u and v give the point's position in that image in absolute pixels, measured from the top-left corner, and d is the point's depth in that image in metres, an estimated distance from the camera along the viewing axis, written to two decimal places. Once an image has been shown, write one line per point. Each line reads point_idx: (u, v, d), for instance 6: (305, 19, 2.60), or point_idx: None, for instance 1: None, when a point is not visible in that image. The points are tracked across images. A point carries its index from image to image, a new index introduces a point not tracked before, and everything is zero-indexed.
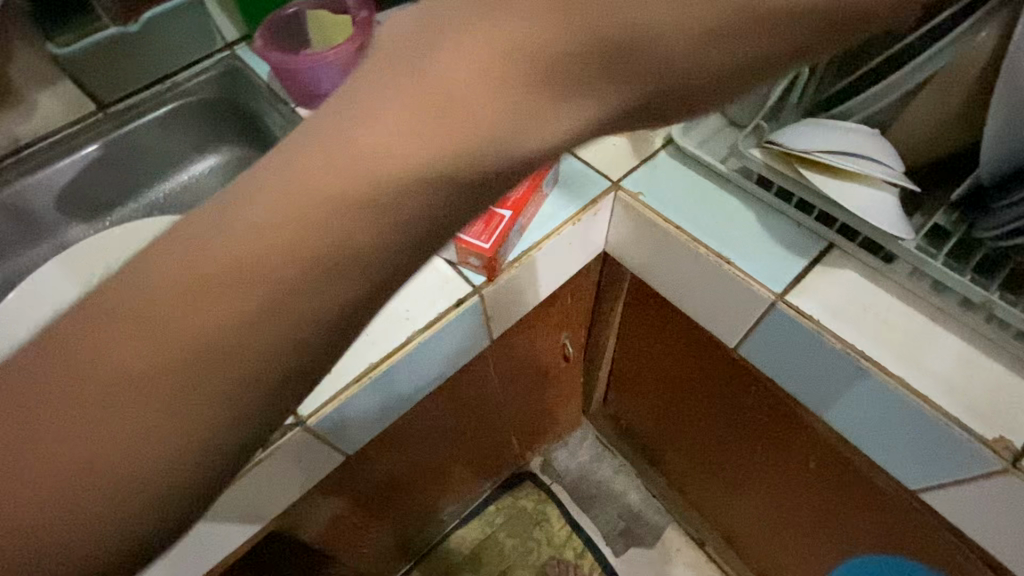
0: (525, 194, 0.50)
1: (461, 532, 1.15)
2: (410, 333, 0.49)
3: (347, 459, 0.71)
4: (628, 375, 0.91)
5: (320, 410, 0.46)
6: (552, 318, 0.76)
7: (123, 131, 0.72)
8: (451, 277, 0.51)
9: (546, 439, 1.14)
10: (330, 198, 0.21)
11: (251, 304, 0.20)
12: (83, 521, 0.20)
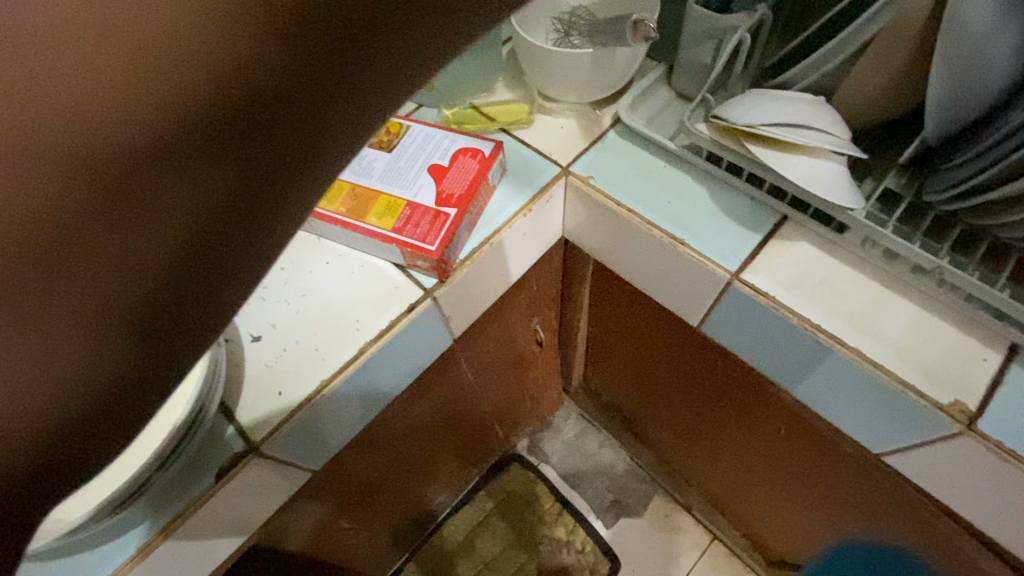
0: (470, 189, 0.48)
1: (453, 520, 1.16)
2: (363, 345, 0.47)
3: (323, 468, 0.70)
4: (603, 353, 0.91)
5: (275, 436, 0.44)
6: (520, 307, 0.75)
7: None
8: (402, 283, 0.49)
9: (530, 421, 1.14)
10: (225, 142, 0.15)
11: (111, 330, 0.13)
12: None
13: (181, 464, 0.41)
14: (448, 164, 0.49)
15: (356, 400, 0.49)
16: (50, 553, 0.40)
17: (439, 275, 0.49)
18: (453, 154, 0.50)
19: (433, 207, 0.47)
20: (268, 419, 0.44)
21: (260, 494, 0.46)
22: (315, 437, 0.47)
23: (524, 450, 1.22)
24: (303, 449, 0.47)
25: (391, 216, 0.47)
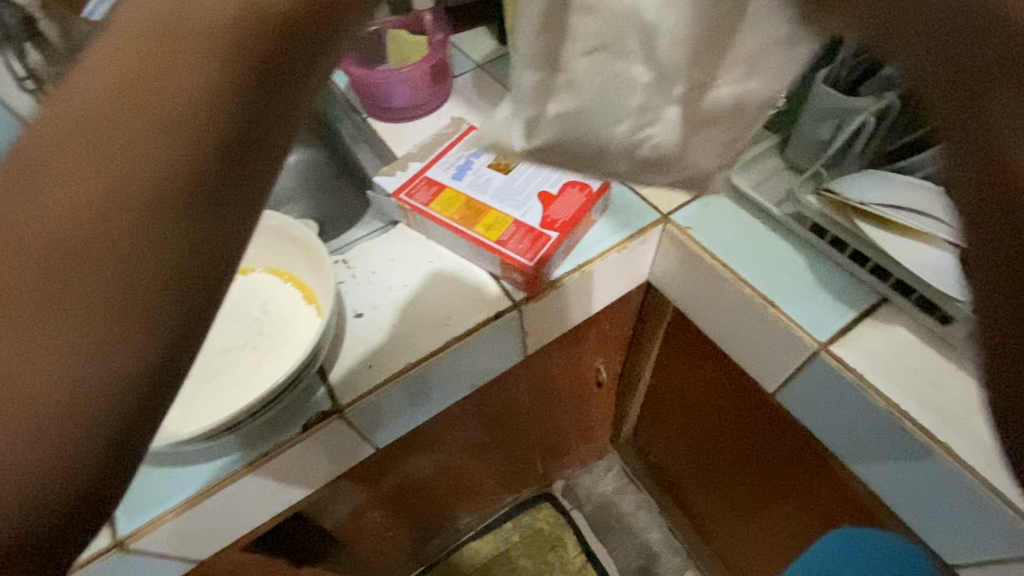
0: (576, 217, 0.51)
1: (474, 543, 1.16)
2: (449, 339, 0.51)
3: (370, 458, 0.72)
4: (662, 409, 0.90)
5: (358, 404, 0.48)
6: (588, 342, 0.76)
7: None
8: (495, 291, 0.53)
9: (570, 463, 1.13)
10: None
11: None
12: None
13: (277, 410, 0.46)
14: (556, 193, 0.53)
15: (430, 388, 0.53)
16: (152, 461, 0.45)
17: (530, 291, 0.52)
18: (564, 184, 0.54)
19: (537, 227, 0.51)
20: (356, 388, 0.48)
21: (328, 454, 0.50)
22: (388, 413, 0.51)
23: (557, 492, 1.20)
24: (374, 423, 0.51)
25: (498, 228, 0.51)
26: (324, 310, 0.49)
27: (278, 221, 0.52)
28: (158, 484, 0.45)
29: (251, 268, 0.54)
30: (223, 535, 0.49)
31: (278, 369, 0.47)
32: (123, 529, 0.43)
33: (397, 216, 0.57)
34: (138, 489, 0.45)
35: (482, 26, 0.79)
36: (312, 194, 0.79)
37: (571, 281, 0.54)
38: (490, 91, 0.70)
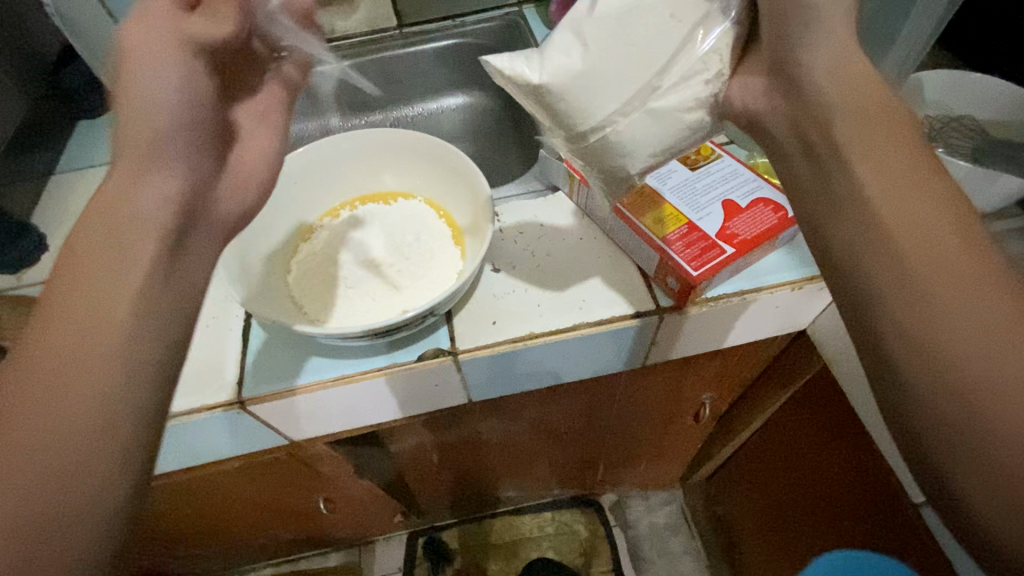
0: (760, 238, 0.46)
1: (509, 519, 1.16)
2: (578, 323, 0.48)
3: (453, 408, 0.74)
4: (756, 466, 0.83)
5: (473, 354, 0.48)
6: (705, 371, 0.70)
7: (408, 52, 0.80)
8: (643, 289, 0.49)
9: (630, 481, 1.08)
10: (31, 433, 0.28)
11: None
12: None
13: (402, 336, 0.47)
14: (744, 206, 0.48)
15: (546, 362, 0.51)
16: (286, 339, 0.48)
17: (680, 300, 0.47)
18: (754, 199, 0.48)
19: (711, 236, 0.46)
20: (479, 338, 0.48)
21: (432, 390, 0.51)
22: (499, 372, 0.50)
23: (606, 504, 1.17)
24: (481, 377, 0.51)
25: (667, 226, 0.47)
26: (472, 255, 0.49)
27: (453, 157, 0.52)
28: (284, 361, 0.47)
29: (413, 195, 0.56)
30: (320, 426, 0.52)
31: (416, 298, 0.48)
32: (246, 390, 0.46)
33: (560, 183, 0.55)
34: (266, 358, 0.47)
35: None
36: (477, 139, 0.81)
37: (729, 307, 0.49)
38: None
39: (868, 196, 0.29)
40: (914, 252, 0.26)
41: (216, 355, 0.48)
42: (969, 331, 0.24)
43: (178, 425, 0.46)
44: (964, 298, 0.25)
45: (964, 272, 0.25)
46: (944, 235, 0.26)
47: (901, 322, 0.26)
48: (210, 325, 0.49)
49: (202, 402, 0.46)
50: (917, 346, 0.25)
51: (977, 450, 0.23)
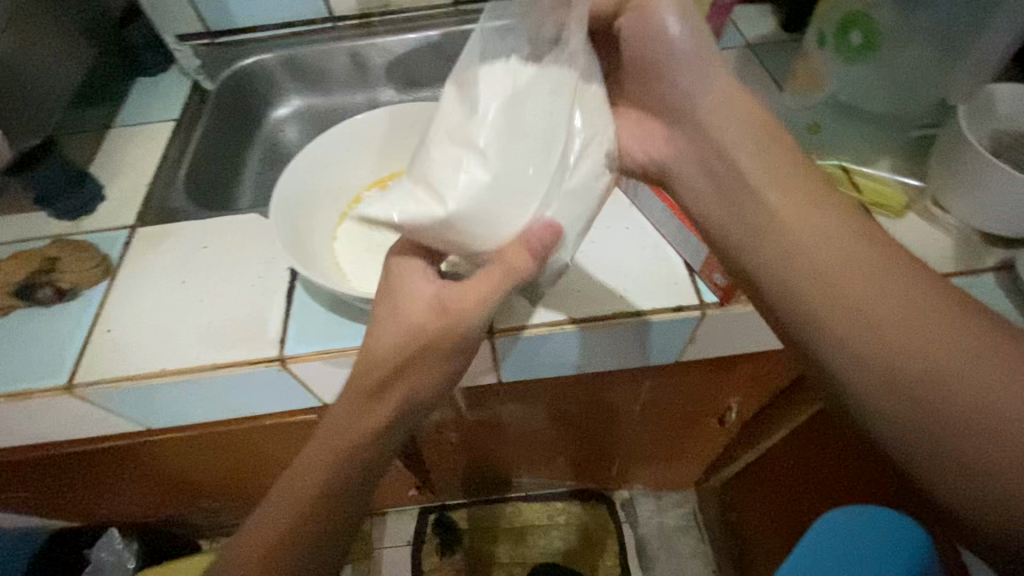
0: None
1: (520, 506, 1.17)
2: (618, 312, 0.47)
3: (478, 390, 0.74)
4: (777, 475, 0.82)
5: (509, 333, 0.48)
6: (737, 374, 0.69)
7: (462, 29, 0.80)
8: (686, 284, 0.48)
9: (645, 480, 1.08)
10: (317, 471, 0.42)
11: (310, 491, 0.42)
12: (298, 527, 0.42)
13: None
14: None
15: (582, 349, 0.51)
16: (330, 305, 0.49)
17: (725, 297, 0.46)
18: None
19: None
20: (516, 318, 0.47)
21: (465, 367, 0.51)
22: (533, 354, 0.50)
23: (617, 499, 1.17)
24: (515, 359, 0.51)
25: None
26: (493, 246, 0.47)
27: None
28: (326, 325, 0.48)
29: None
30: None
31: None
32: (287, 350, 0.47)
33: None
34: (308, 321, 0.48)
35: (766, 8, 0.72)
36: None
37: None
38: (751, 76, 0.63)
39: (788, 226, 0.37)
40: (877, 317, 0.32)
41: (260, 314, 0.49)
42: (877, 321, 0.32)
43: (219, 379, 0.47)
44: (926, 342, 0.31)
45: (864, 271, 0.34)
46: (848, 249, 0.35)
47: (887, 375, 0.31)
48: (258, 284, 0.51)
49: (244, 358, 0.47)
50: (893, 394, 0.31)
51: (984, 463, 0.28)
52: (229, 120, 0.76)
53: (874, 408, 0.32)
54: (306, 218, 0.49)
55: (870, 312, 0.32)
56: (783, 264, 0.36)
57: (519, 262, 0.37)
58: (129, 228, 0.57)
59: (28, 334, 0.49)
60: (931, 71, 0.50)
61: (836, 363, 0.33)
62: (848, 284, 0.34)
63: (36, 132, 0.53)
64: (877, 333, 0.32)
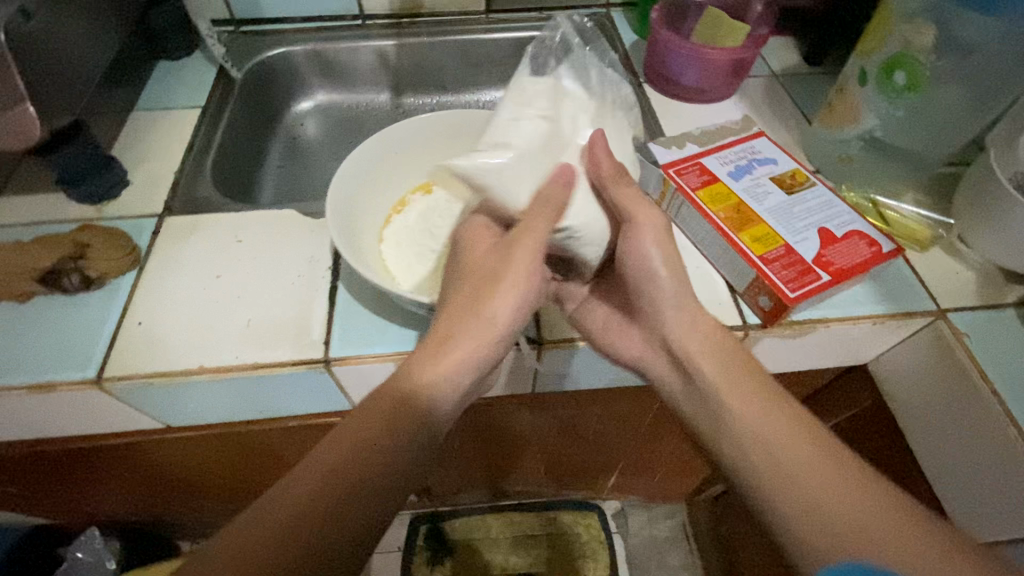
0: (857, 269, 0.47)
1: (510, 515, 1.16)
2: None
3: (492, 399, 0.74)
4: None
5: (556, 344, 0.49)
6: None
7: (492, 37, 0.79)
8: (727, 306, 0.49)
9: (639, 492, 1.09)
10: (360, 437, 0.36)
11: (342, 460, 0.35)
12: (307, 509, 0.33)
13: None
14: (840, 236, 0.49)
15: (622, 362, 0.52)
16: (375, 307, 0.49)
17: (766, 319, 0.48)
18: (849, 230, 0.49)
19: (808, 261, 0.47)
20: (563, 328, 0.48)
21: (507, 375, 0.51)
22: (575, 366, 0.51)
23: (609, 511, 1.19)
24: (554, 370, 0.52)
25: (765, 245, 0.48)
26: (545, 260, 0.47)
27: None
28: (369, 328, 0.47)
29: None
30: None
31: None
32: (332, 351, 0.46)
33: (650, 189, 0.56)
34: (354, 323, 0.47)
35: (791, 40, 0.74)
36: None
37: (809, 333, 0.50)
38: (781, 106, 0.66)
39: (726, 439, 0.42)
40: (763, 434, 0.40)
41: (303, 313, 0.48)
42: (801, 506, 0.36)
43: (256, 378, 0.46)
44: (795, 461, 0.38)
45: (795, 454, 0.38)
46: (783, 430, 0.39)
47: (787, 513, 0.37)
48: (299, 282, 0.50)
49: (287, 357, 0.46)
50: (775, 493, 0.38)
51: (838, 550, 0.34)
52: (251, 110, 0.75)
53: (766, 502, 0.38)
54: (355, 216, 0.48)
55: (789, 497, 0.37)
56: (726, 424, 0.41)
57: (556, 195, 0.41)
58: (157, 216, 0.55)
59: (51, 323, 0.47)
60: (960, 121, 0.51)
61: (734, 469, 0.41)
62: (786, 463, 0.38)
63: (67, 111, 0.51)
64: (761, 454, 0.39)
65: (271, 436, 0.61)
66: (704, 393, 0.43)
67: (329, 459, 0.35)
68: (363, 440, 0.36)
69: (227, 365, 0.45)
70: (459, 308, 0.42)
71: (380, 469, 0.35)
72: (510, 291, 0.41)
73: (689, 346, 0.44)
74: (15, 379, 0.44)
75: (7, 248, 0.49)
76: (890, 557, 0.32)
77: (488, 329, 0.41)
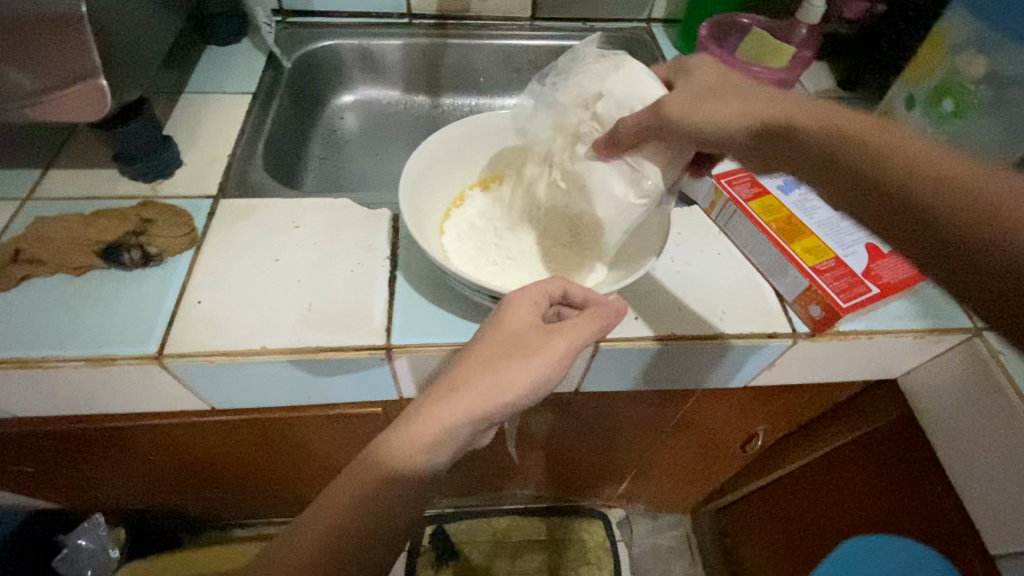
0: (904, 284, 0.49)
1: (515, 519, 1.16)
2: (717, 333, 0.49)
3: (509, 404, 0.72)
4: (779, 506, 0.86)
5: (611, 345, 0.48)
6: (774, 406, 0.72)
7: (536, 43, 0.80)
8: (777, 314, 0.51)
9: (644, 501, 1.10)
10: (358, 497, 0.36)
11: (341, 518, 0.35)
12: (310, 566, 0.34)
13: None
14: (886, 252, 0.51)
15: (669, 364, 0.53)
16: (435, 298, 0.50)
17: (815, 329, 0.50)
18: (894, 247, 0.51)
19: (858, 274, 0.49)
20: (620, 328, 0.49)
21: (557, 372, 0.52)
22: (624, 366, 0.52)
23: (613, 518, 1.19)
24: (603, 369, 0.53)
25: (817, 257, 0.50)
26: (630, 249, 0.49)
27: None
28: (430, 318, 0.48)
29: None
30: None
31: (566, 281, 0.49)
32: (395, 338, 0.46)
33: (699, 198, 0.58)
34: (416, 313, 0.48)
35: (826, 64, 0.76)
36: None
37: (853, 344, 0.52)
38: None
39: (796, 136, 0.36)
40: (886, 132, 0.32)
41: (364, 300, 0.48)
42: (912, 179, 0.29)
43: (317, 361, 0.46)
44: (932, 160, 0.29)
45: (865, 156, 0.32)
46: (852, 122, 0.33)
47: (903, 197, 0.30)
48: (359, 270, 0.50)
49: (350, 342, 0.46)
50: (895, 158, 0.31)
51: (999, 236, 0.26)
52: (297, 100, 0.75)
53: (884, 189, 0.31)
54: (421, 208, 0.49)
55: (900, 170, 0.30)
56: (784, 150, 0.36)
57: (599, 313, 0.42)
58: (212, 197, 0.55)
59: (111, 297, 0.47)
60: None
61: (828, 152, 0.34)
62: (865, 168, 0.32)
63: (131, 87, 0.51)
64: (883, 156, 0.31)
65: (307, 425, 0.61)
66: (801, 134, 0.35)
67: (312, 527, 0.35)
68: (347, 515, 0.35)
69: (288, 348, 0.45)
70: (469, 369, 0.39)
71: (379, 524, 0.36)
72: (530, 366, 0.39)
73: (774, 131, 0.37)
74: (72, 351, 0.44)
75: (68, 219, 0.50)
76: (1022, 208, 0.26)
77: (496, 395, 0.39)
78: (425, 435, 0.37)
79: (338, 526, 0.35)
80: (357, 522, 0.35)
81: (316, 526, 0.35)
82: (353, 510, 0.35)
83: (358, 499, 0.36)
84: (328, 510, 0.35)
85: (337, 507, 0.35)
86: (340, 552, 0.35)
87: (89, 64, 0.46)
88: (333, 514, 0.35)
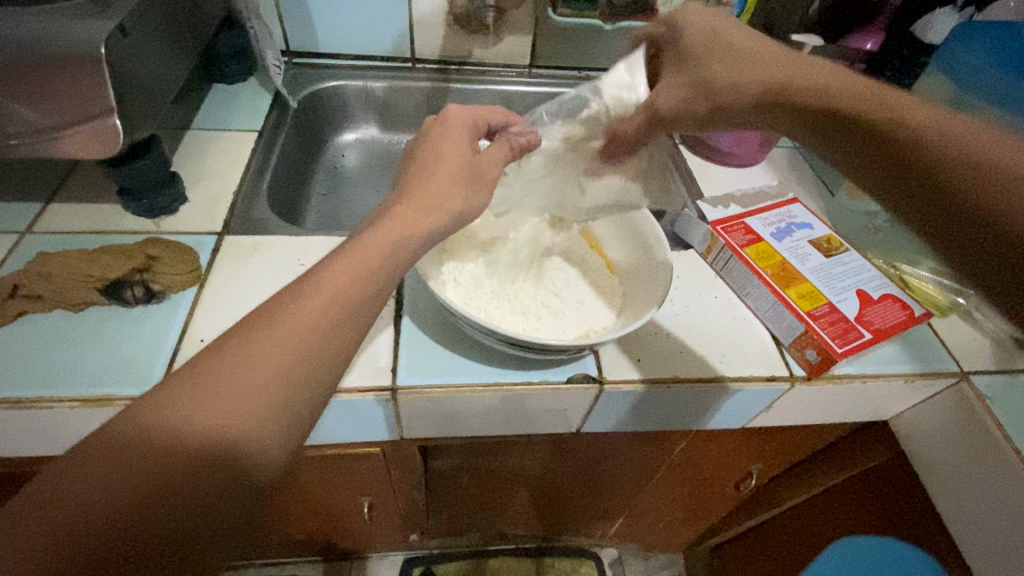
0: (896, 330, 0.50)
1: (506, 560, 1.14)
2: (717, 376, 0.50)
3: (511, 443, 0.71)
4: (771, 549, 0.85)
5: (616, 385, 0.49)
6: (769, 447, 0.72)
7: (535, 90, 0.83)
8: (774, 357, 0.52)
9: (636, 541, 1.09)
10: (194, 415, 0.27)
11: (168, 433, 0.26)
12: (106, 487, 0.24)
13: (555, 357, 0.48)
14: (876, 298, 0.53)
15: (670, 406, 0.53)
16: (441, 337, 0.50)
17: (811, 374, 0.51)
18: (884, 294, 0.53)
19: (851, 320, 0.50)
20: (623, 370, 0.50)
21: (561, 413, 0.53)
22: (625, 407, 0.53)
23: (605, 559, 1.17)
24: (605, 411, 0.53)
25: (811, 303, 0.51)
26: (639, 292, 0.51)
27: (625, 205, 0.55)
28: (436, 359, 0.48)
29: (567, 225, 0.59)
30: (437, 429, 0.52)
31: (569, 325, 0.49)
32: (400, 379, 0.46)
33: (695, 242, 0.60)
34: (422, 353, 0.48)
35: None
36: None
37: (850, 385, 0.53)
38: (806, 175, 0.71)
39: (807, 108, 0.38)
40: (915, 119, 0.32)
41: (370, 340, 0.48)
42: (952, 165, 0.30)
43: None
44: (950, 131, 0.31)
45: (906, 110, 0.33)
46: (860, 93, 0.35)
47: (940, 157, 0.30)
48: None
49: (355, 383, 0.46)
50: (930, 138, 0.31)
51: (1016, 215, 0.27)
52: (301, 138, 0.77)
53: (909, 150, 0.32)
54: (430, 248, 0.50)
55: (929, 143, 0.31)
56: None
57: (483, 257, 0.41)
58: (216, 233, 0.55)
59: (110, 335, 0.46)
60: None
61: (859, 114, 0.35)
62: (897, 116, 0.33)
63: (145, 124, 0.52)
64: (932, 130, 0.31)
65: (304, 465, 0.60)
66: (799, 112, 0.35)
67: (85, 470, 0.24)
68: (129, 477, 0.25)
69: None
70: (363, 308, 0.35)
71: (226, 456, 0.27)
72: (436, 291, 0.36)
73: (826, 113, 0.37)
74: (67, 391, 0.43)
75: (71, 256, 0.49)
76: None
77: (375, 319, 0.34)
78: (268, 391, 0.30)
79: (108, 493, 0.24)
80: (185, 437, 0.27)
81: (136, 431, 0.26)
82: (141, 469, 0.25)
83: (150, 458, 0.25)
84: (150, 418, 0.27)
85: (171, 419, 0.27)
86: (157, 469, 0.25)
87: (104, 105, 0.47)
88: (157, 433, 0.26)
